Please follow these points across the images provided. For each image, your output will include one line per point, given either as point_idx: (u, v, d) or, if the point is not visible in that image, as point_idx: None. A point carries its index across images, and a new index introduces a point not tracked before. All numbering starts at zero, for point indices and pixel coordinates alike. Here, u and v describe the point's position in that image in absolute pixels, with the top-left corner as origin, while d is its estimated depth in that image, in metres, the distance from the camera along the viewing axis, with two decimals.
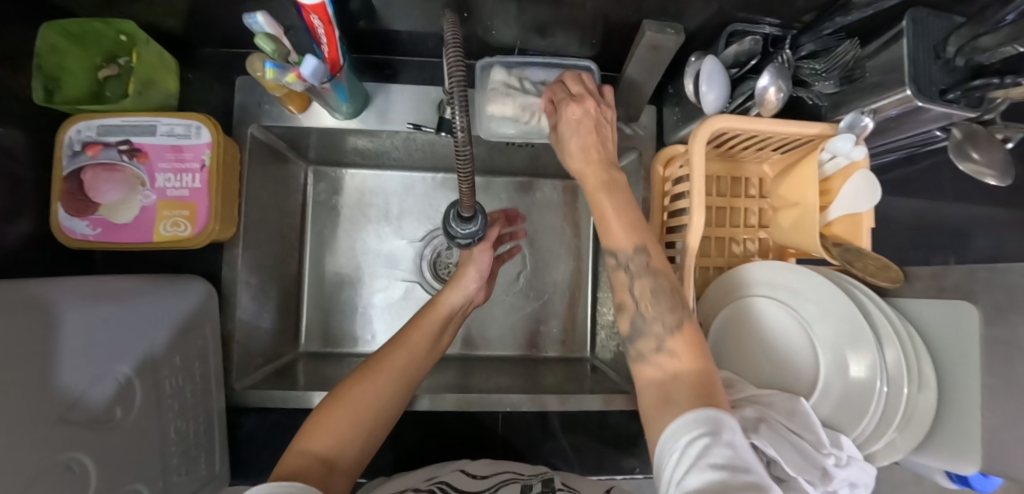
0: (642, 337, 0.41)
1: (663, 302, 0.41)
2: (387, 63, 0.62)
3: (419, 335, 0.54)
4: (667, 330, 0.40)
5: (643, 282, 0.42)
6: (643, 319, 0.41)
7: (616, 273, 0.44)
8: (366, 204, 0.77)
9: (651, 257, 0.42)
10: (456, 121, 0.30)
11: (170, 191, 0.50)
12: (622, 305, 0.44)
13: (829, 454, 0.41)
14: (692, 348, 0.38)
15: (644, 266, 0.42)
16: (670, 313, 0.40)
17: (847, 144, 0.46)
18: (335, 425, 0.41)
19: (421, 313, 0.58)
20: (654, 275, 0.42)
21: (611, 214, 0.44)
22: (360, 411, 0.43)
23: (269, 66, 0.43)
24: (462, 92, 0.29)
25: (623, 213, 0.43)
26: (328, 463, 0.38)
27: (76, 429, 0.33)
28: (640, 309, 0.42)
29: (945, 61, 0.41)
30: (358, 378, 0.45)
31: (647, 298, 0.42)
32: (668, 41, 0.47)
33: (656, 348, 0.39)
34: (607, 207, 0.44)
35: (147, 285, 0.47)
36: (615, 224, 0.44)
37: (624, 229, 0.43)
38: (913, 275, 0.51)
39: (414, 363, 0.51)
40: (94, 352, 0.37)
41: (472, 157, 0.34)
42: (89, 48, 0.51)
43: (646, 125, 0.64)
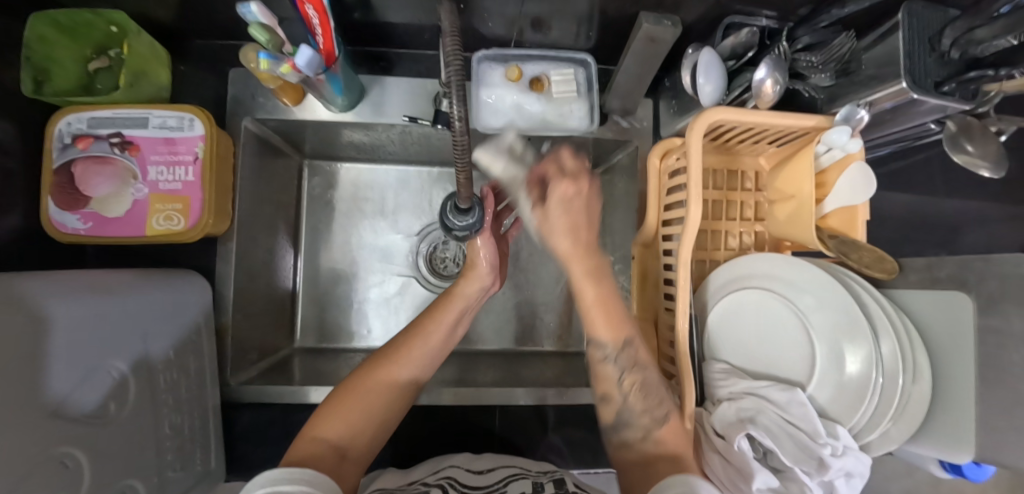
0: (628, 428, 0.45)
1: (651, 397, 0.45)
2: (382, 55, 0.62)
3: (439, 325, 0.53)
4: (654, 423, 0.44)
5: (630, 380, 0.46)
6: (630, 414, 0.45)
7: (603, 365, 0.48)
8: (362, 199, 0.77)
9: (635, 351, 0.48)
10: None
11: (162, 184, 0.50)
12: (607, 394, 0.48)
13: (825, 444, 0.41)
14: (676, 439, 0.43)
15: (629, 362, 0.47)
16: (657, 407, 0.44)
17: (842, 136, 0.46)
18: (347, 414, 0.41)
19: (436, 304, 0.57)
20: (639, 369, 0.47)
21: (596, 315, 0.48)
22: (371, 400, 0.43)
23: (262, 56, 0.43)
24: None
25: (609, 313, 0.48)
26: (340, 451, 0.39)
27: (69, 424, 0.33)
28: (628, 400, 0.46)
29: (941, 53, 0.41)
30: (370, 368, 0.46)
31: (635, 394, 0.46)
32: (665, 33, 0.46)
33: (642, 438, 0.44)
34: (593, 308, 0.49)
35: (141, 278, 0.46)
36: (602, 321, 0.48)
37: (612, 327, 0.47)
38: (906, 266, 0.51)
39: (428, 355, 0.50)
40: (88, 347, 0.37)
41: (469, 152, 0.33)
42: (79, 39, 0.51)
43: (642, 118, 0.64)
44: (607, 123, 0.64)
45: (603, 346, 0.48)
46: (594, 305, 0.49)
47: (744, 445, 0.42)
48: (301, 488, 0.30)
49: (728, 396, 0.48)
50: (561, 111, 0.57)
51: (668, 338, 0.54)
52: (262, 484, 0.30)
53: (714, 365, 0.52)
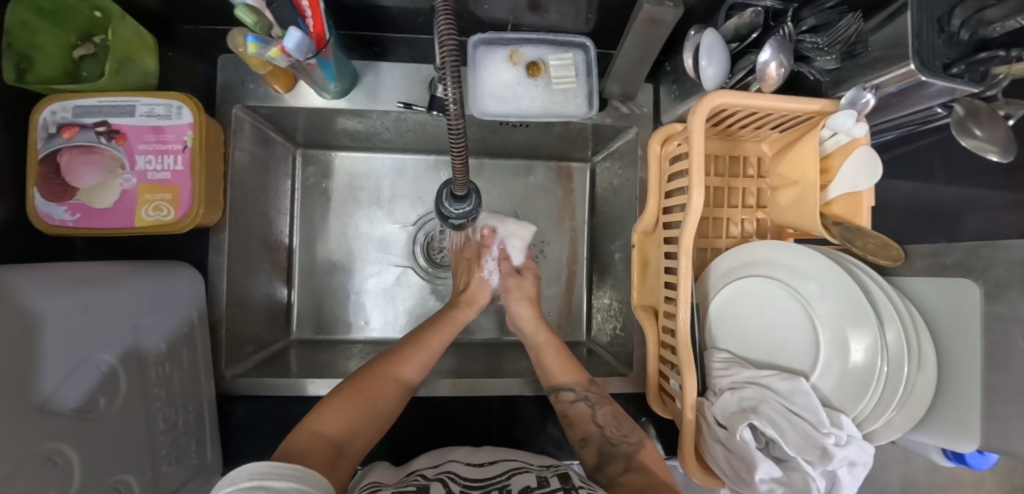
0: (611, 462, 0.49)
1: (624, 426, 0.52)
2: (375, 40, 0.60)
3: (436, 340, 0.57)
4: (632, 449, 0.50)
5: (604, 412, 0.54)
6: (611, 446, 0.50)
7: (576, 405, 0.55)
8: (357, 188, 0.76)
9: (597, 389, 0.57)
10: (448, 100, 0.31)
11: (151, 174, 0.48)
12: (584, 437, 0.52)
13: (829, 434, 0.40)
14: (656, 464, 0.48)
15: (596, 397, 0.56)
16: (630, 433, 0.51)
17: (847, 121, 0.45)
18: (347, 412, 0.44)
19: (432, 322, 0.60)
20: (606, 404, 0.55)
21: (553, 360, 0.60)
22: (372, 401, 0.46)
23: (250, 40, 0.41)
24: (455, 72, 0.30)
25: (566, 360, 0.60)
26: (337, 447, 0.41)
27: (57, 420, 0.32)
28: (605, 434, 0.51)
29: (949, 34, 0.40)
30: (374, 372, 0.49)
31: (609, 424, 0.52)
32: (667, 14, 0.45)
33: (626, 468, 0.48)
34: (553, 355, 0.61)
35: (127, 271, 0.44)
36: (561, 368, 0.59)
37: (574, 371, 0.58)
38: (911, 252, 0.50)
39: (426, 367, 0.54)
40: (82, 337, 0.36)
41: (466, 148, 0.34)
42: (62, 25, 0.49)
43: (642, 104, 0.63)
44: (607, 108, 0.62)
45: (574, 385, 0.56)
46: (553, 351, 0.61)
47: (746, 434, 0.42)
48: (292, 486, 0.30)
49: (729, 386, 0.48)
50: (558, 97, 0.56)
51: (668, 327, 0.54)
52: (249, 477, 0.29)
53: (716, 355, 0.51)
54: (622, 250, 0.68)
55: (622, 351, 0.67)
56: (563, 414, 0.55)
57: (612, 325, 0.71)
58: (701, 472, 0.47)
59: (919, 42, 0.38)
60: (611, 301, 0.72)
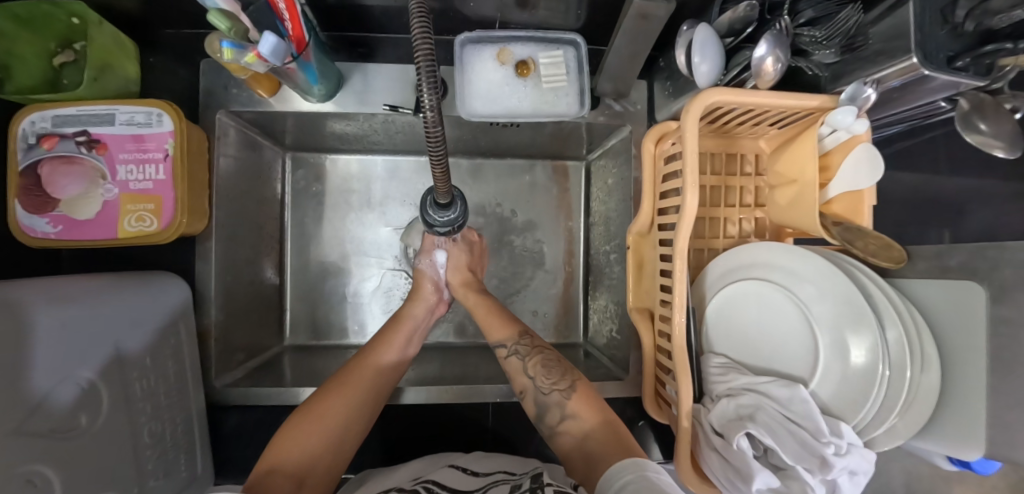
0: (549, 412, 0.49)
1: (554, 373, 0.52)
2: (361, 41, 0.58)
3: (397, 339, 0.58)
4: (564, 397, 0.49)
5: (533, 362, 0.54)
6: (543, 395, 0.50)
7: (509, 361, 0.56)
8: (348, 191, 0.75)
9: (528, 340, 0.58)
10: (425, 103, 0.28)
11: (133, 184, 0.48)
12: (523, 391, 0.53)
13: (829, 443, 0.39)
14: (589, 404, 0.48)
15: (526, 349, 0.56)
16: (560, 380, 0.51)
17: (847, 117, 0.44)
18: (305, 438, 0.43)
19: (386, 328, 0.60)
20: (538, 354, 0.55)
21: (487, 320, 0.61)
22: (329, 422, 0.45)
23: (225, 45, 0.40)
24: (431, 73, 0.27)
25: (496, 316, 0.61)
26: (300, 478, 0.40)
27: (35, 442, 0.31)
28: (537, 384, 0.52)
29: (955, 25, 0.38)
30: (328, 392, 0.48)
31: (540, 374, 0.52)
32: (657, 9, 0.43)
33: (561, 417, 0.48)
34: (486, 315, 0.62)
35: (108, 286, 0.44)
36: (496, 325, 0.60)
37: (504, 328, 0.59)
38: (914, 254, 0.49)
39: (382, 376, 0.52)
40: (53, 356, 0.35)
41: (445, 159, 0.33)
42: (39, 32, 0.48)
43: (636, 101, 0.61)
44: (599, 106, 0.61)
45: (504, 342, 0.57)
46: (484, 310, 0.62)
47: (744, 443, 0.41)
48: None
49: (727, 393, 0.47)
50: (548, 96, 0.54)
51: (664, 331, 0.52)
52: None
53: (713, 360, 0.50)
54: (618, 251, 0.67)
55: (618, 354, 0.66)
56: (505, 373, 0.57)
57: (609, 328, 0.69)
58: (698, 481, 0.46)
59: (922, 35, 0.36)
60: (608, 303, 0.70)
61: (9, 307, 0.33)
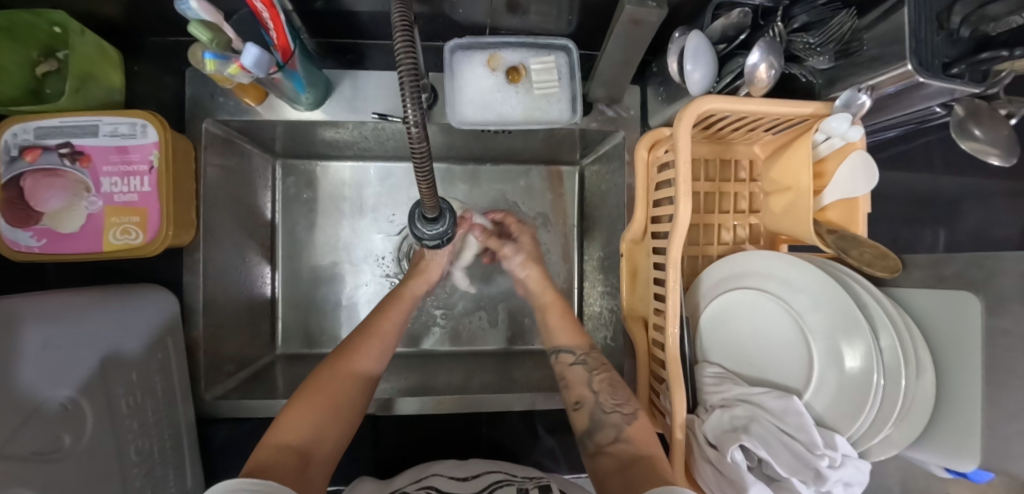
0: (601, 430, 0.48)
1: (619, 394, 0.50)
2: (350, 47, 0.58)
3: (386, 323, 0.55)
4: (624, 420, 0.47)
5: (600, 378, 0.52)
6: (602, 413, 0.48)
7: (573, 367, 0.55)
8: (339, 198, 0.74)
9: (598, 355, 0.56)
10: (407, 114, 0.27)
11: (118, 196, 0.47)
12: (579, 402, 0.51)
13: (823, 456, 0.38)
14: (646, 436, 0.45)
15: (595, 363, 0.55)
16: (625, 403, 0.49)
17: (842, 124, 0.43)
18: (311, 415, 0.42)
19: (379, 307, 0.58)
20: (604, 369, 0.53)
21: (557, 322, 0.61)
22: (332, 399, 0.44)
23: (207, 57, 0.39)
24: (414, 82, 0.26)
25: (569, 322, 0.61)
26: (304, 456, 0.39)
27: (19, 464, 0.31)
28: (598, 400, 0.50)
29: (950, 32, 0.37)
30: (328, 370, 0.47)
31: (605, 391, 0.50)
32: (649, 15, 0.43)
33: (614, 438, 0.46)
34: (556, 314, 0.62)
35: (93, 302, 0.44)
36: (564, 328, 0.60)
37: (574, 334, 0.59)
38: (910, 262, 0.48)
39: (381, 353, 0.52)
40: (31, 376, 0.34)
41: (432, 176, 0.33)
42: (22, 42, 0.47)
43: (629, 106, 0.60)
44: (592, 112, 0.60)
45: (574, 348, 0.57)
46: (558, 311, 0.62)
47: (738, 456, 0.40)
48: None
49: (720, 404, 0.46)
50: (540, 102, 0.54)
51: (657, 341, 0.52)
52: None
53: (706, 370, 0.50)
54: (612, 257, 0.66)
55: (613, 361, 0.65)
56: (562, 377, 0.55)
57: (604, 335, 0.69)
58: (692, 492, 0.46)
59: (918, 41, 0.36)
60: (602, 309, 0.70)
61: None
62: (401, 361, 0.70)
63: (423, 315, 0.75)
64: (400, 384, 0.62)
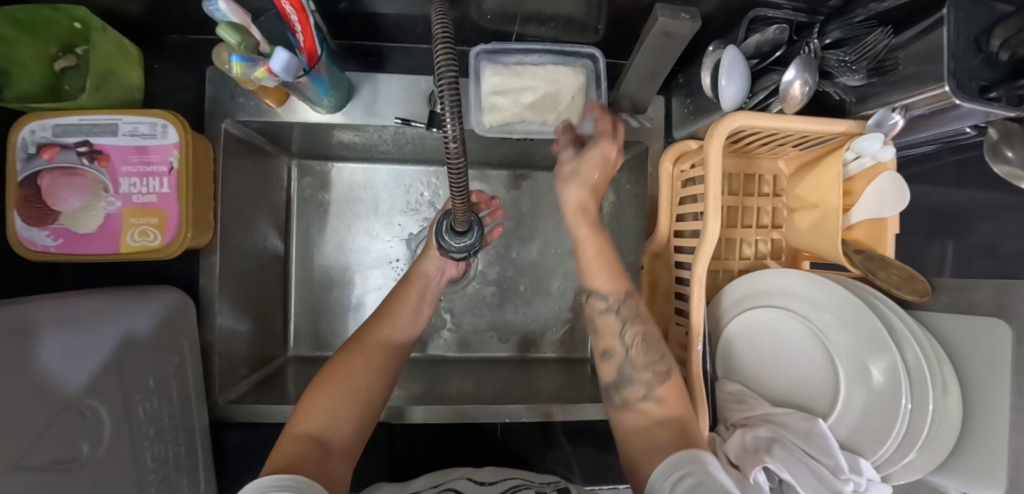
0: (630, 385, 0.44)
1: (654, 351, 0.45)
2: (371, 50, 0.57)
3: (404, 313, 0.53)
4: (656, 379, 0.43)
5: (634, 331, 0.46)
6: (632, 370, 0.44)
7: (604, 317, 0.48)
8: (354, 200, 0.73)
9: (635, 301, 0.49)
10: (445, 119, 0.26)
11: (136, 197, 0.46)
12: (607, 350, 0.47)
13: (848, 481, 0.38)
14: (678, 396, 0.42)
15: (630, 312, 0.48)
16: (658, 360, 0.44)
17: (874, 144, 0.42)
18: (328, 406, 0.40)
19: (397, 292, 0.56)
20: (640, 323, 0.47)
21: (596, 262, 0.50)
22: (350, 385, 0.43)
23: (234, 59, 0.38)
24: (453, 88, 0.26)
25: (609, 265, 0.50)
26: (324, 445, 0.37)
27: (37, 476, 0.30)
28: (630, 356, 0.45)
29: (987, 55, 0.36)
30: (347, 352, 0.46)
31: (638, 347, 0.45)
32: (682, 27, 0.42)
33: (644, 396, 0.42)
34: (594, 254, 0.50)
35: (112, 303, 0.43)
36: (601, 269, 0.50)
37: (614, 279, 0.48)
38: (937, 285, 0.48)
39: (399, 335, 0.51)
40: (51, 383, 0.34)
41: (466, 190, 0.32)
42: (43, 38, 0.46)
43: (653, 117, 0.60)
44: None
45: (608, 295, 0.48)
46: (596, 249, 0.51)
47: (761, 477, 0.39)
48: None
49: (743, 422, 0.46)
50: (563, 102, 0.52)
51: (679, 355, 0.51)
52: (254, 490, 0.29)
53: (728, 387, 0.50)
54: (629, 269, 0.66)
55: None
56: (592, 324, 0.50)
57: None
58: None
59: (956, 62, 0.35)
60: None
61: (13, 332, 0.32)
62: (413, 367, 0.70)
63: (435, 319, 0.74)
64: (414, 392, 0.61)
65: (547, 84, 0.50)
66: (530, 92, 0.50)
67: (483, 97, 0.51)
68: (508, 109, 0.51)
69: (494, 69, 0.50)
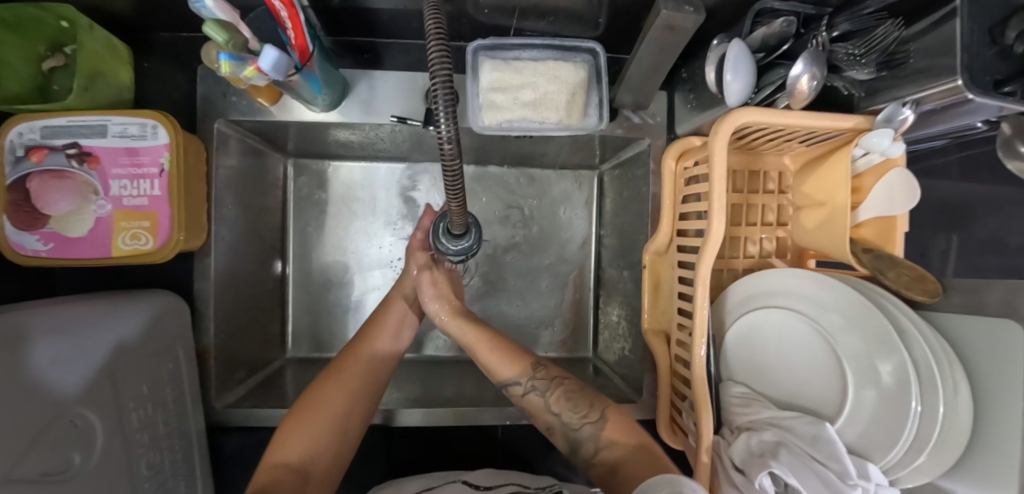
0: (583, 446, 0.43)
1: (580, 405, 0.46)
2: (367, 46, 0.55)
3: (383, 335, 0.54)
4: (596, 427, 0.44)
5: (556, 396, 0.47)
6: (573, 431, 0.44)
7: (528, 398, 0.48)
8: (351, 199, 0.72)
9: (545, 371, 0.50)
10: (439, 118, 0.25)
11: (127, 199, 0.45)
12: (549, 428, 0.47)
13: (857, 486, 0.36)
14: (622, 431, 0.43)
15: (545, 384, 0.49)
16: (589, 411, 0.45)
17: (884, 140, 0.41)
18: (308, 433, 0.41)
19: (378, 314, 0.57)
20: (559, 384, 0.49)
21: (494, 356, 0.52)
22: (329, 413, 0.43)
23: (222, 58, 0.36)
24: (447, 87, 0.25)
25: (502, 347, 0.52)
26: (304, 475, 0.38)
27: (31, 486, 0.30)
28: (564, 420, 0.45)
29: (1003, 48, 0.34)
30: (323, 382, 0.46)
31: (567, 408, 0.46)
32: (686, 20, 0.40)
33: (596, 449, 0.42)
34: (488, 349, 0.52)
35: (103, 310, 0.42)
36: (502, 359, 0.51)
37: (514, 358, 0.50)
38: (948, 285, 0.47)
39: (376, 360, 0.51)
40: (46, 393, 0.33)
41: (462, 191, 0.31)
42: (28, 36, 0.45)
43: (655, 113, 0.59)
44: (617, 118, 0.58)
45: (518, 378, 0.49)
46: (485, 344, 0.53)
47: (767, 483, 0.38)
48: None
49: (748, 426, 0.46)
50: (563, 99, 0.49)
51: (682, 358, 0.50)
52: None
53: (732, 389, 0.49)
54: (631, 268, 0.65)
55: (630, 373, 0.64)
56: (522, 410, 0.49)
57: (620, 345, 0.67)
58: None
59: (970, 55, 0.33)
60: (619, 319, 0.69)
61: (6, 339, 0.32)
62: (412, 368, 0.69)
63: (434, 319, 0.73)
64: (412, 394, 0.61)
65: (548, 82, 0.49)
66: (529, 91, 0.49)
67: (483, 93, 0.50)
68: (507, 108, 0.50)
69: (492, 66, 0.49)
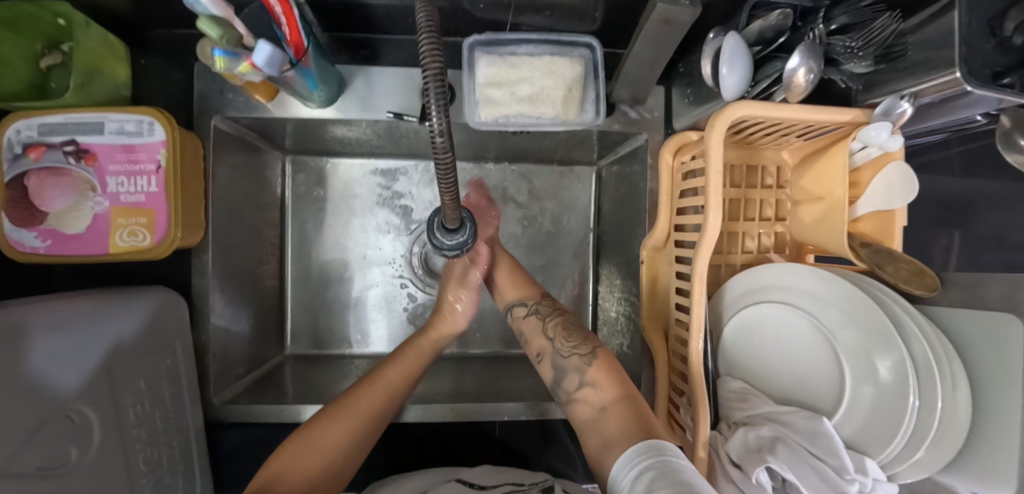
0: (566, 376, 0.48)
1: (573, 336, 0.50)
2: (364, 42, 0.55)
3: (396, 372, 0.51)
4: (583, 361, 0.47)
5: (554, 324, 0.52)
6: (561, 358, 0.49)
7: (527, 320, 0.54)
8: (349, 196, 0.72)
9: (548, 302, 0.56)
10: (431, 113, 0.25)
11: (124, 196, 0.45)
12: (541, 353, 0.51)
13: (854, 482, 0.36)
14: (609, 375, 0.46)
15: (545, 310, 0.55)
16: (582, 344, 0.49)
17: (881, 134, 0.40)
18: (296, 468, 0.39)
19: (397, 353, 0.54)
20: (555, 315, 0.54)
21: (506, 279, 0.59)
22: (321, 456, 0.41)
23: (216, 54, 0.37)
24: (440, 80, 0.25)
25: (519, 277, 0.59)
26: None
27: (27, 482, 0.30)
28: (556, 346, 0.50)
29: (1001, 40, 0.34)
30: (325, 417, 0.44)
31: (560, 336, 0.50)
32: (682, 14, 0.40)
33: (580, 384, 0.46)
34: (506, 273, 0.59)
35: (100, 307, 0.42)
36: (513, 283, 0.59)
37: (524, 286, 0.58)
38: (947, 280, 0.46)
39: (388, 403, 0.48)
40: (39, 390, 0.33)
41: (456, 184, 0.31)
42: (25, 34, 0.45)
43: (652, 108, 0.58)
44: (614, 113, 0.58)
45: (523, 300, 0.56)
46: (506, 268, 0.60)
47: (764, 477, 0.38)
48: None
49: (745, 421, 0.46)
50: (559, 94, 0.49)
51: (679, 353, 0.50)
52: None
53: (729, 384, 0.49)
54: (629, 264, 0.65)
55: (629, 370, 0.64)
56: (518, 331, 0.55)
57: (619, 341, 0.67)
58: None
59: (968, 47, 0.33)
60: (618, 316, 0.68)
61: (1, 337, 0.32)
62: None
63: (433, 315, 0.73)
64: None
65: (544, 76, 0.49)
66: (525, 86, 0.49)
67: (480, 89, 0.50)
68: (504, 104, 0.49)
69: (489, 60, 0.49)
